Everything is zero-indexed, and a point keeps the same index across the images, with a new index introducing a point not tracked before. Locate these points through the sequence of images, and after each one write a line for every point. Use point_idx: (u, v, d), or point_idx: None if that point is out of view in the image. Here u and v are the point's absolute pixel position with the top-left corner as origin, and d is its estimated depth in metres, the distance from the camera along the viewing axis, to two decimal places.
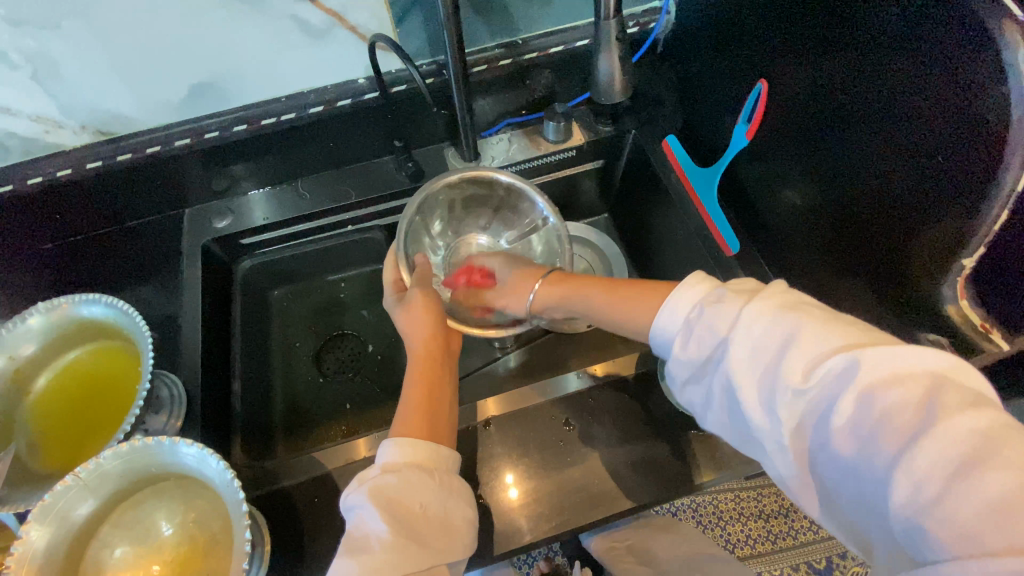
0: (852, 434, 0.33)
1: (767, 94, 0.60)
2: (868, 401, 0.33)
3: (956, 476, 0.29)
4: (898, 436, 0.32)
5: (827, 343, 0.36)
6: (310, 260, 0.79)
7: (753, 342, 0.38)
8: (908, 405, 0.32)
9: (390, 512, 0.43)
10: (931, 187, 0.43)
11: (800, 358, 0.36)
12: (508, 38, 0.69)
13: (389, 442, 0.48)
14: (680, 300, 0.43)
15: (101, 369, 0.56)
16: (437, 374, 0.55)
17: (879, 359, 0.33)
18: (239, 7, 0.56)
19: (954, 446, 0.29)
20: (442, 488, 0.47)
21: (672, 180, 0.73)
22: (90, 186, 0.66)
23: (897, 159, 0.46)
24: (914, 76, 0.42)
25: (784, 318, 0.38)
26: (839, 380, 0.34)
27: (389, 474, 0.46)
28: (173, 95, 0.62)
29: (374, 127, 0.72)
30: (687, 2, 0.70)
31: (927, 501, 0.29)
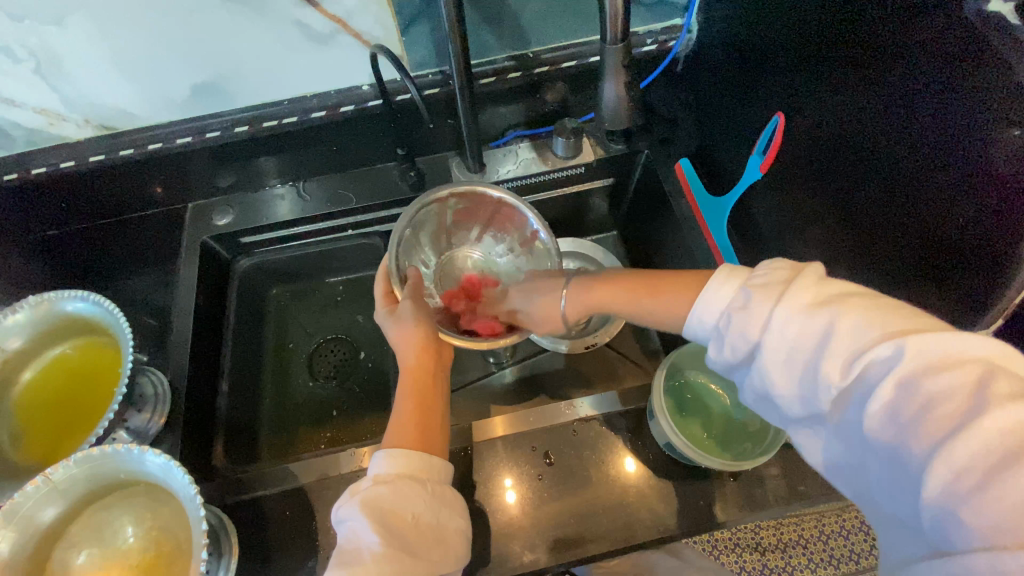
0: (889, 421, 0.32)
1: (784, 128, 0.57)
2: (909, 391, 0.32)
3: (994, 471, 0.28)
4: (938, 425, 0.30)
5: (867, 330, 0.34)
6: (308, 261, 0.78)
7: (787, 325, 0.36)
8: (954, 393, 0.31)
9: (383, 524, 0.42)
10: (944, 244, 0.40)
11: (839, 344, 0.34)
12: (519, 50, 0.67)
13: (383, 452, 0.47)
14: (711, 287, 0.41)
15: (84, 365, 0.56)
16: (429, 388, 0.53)
17: (923, 349, 0.32)
18: (240, 11, 0.55)
19: (997, 439, 0.28)
20: (434, 498, 0.46)
21: (682, 206, 0.70)
22: (93, 178, 0.66)
23: (910, 212, 0.43)
24: (926, 94, 0.40)
25: (822, 304, 0.36)
26: (879, 368, 0.33)
27: (381, 484, 0.44)
28: (175, 93, 0.62)
29: (379, 134, 0.71)
30: (710, 21, 0.66)
31: (963, 494, 0.28)
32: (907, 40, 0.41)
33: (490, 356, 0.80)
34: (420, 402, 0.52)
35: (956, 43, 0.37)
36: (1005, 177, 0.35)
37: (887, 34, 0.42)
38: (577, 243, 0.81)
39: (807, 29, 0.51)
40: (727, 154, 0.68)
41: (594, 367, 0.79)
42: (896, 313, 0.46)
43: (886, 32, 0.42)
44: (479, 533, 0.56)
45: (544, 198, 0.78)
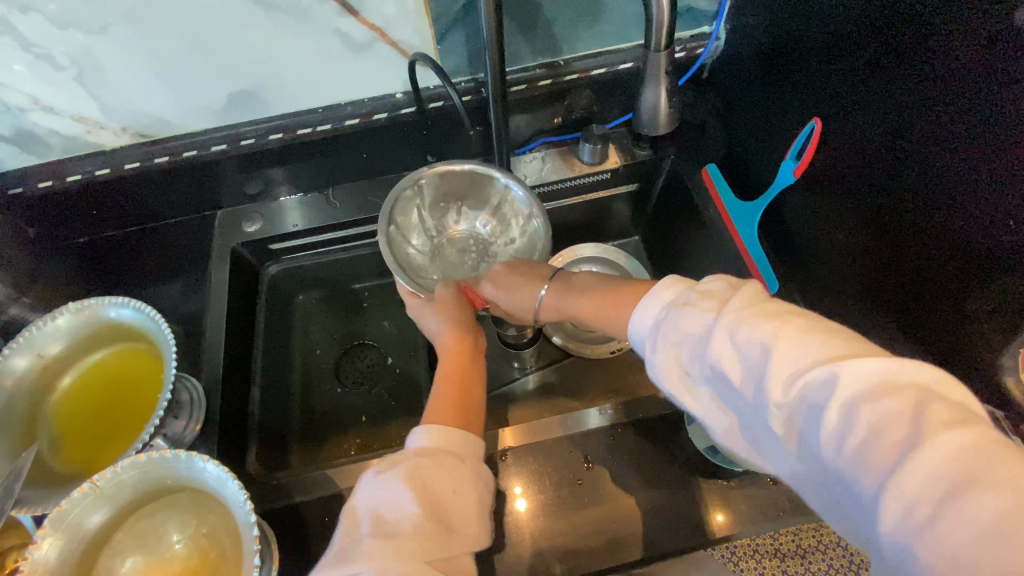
0: (839, 451, 0.29)
1: (820, 133, 0.57)
2: (852, 416, 0.29)
3: (946, 501, 0.25)
4: (885, 454, 0.28)
5: (809, 352, 0.32)
6: (335, 268, 0.78)
7: (730, 351, 0.35)
8: (896, 418, 0.28)
9: (423, 494, 0.41)
10: (989, 253, 0.41)
11: (779, 370, 0.32)
12: (551, 58, 0.68)
13: (422, 429, 0.46)
14: (653, 298, 0.41)
15: (123, 371, 0.57)
16: (470, 371, 0.55)
17: (862, 371, 0.30)
18: (283, 20, 0.56)
19: (946, 465, 0.26)
20: (472, 474, 0.45)
21: (711, 211, 0.70)
22: (126, 185, 0.67)
23: (958, 217, 0.43)
24: (954, 106, 0.42)
25: (760, 321, 0.34)
26: (817, 394, 0.31)
27: (423, 457, 0.44)
28: (212, 101, 0.62)
29: (409, 142, 0.72)
30: (739, 29, 0.67)
31: (916, 526, 0.26)
32: (954, 47, 0.41)
33: (515, 362, 0.80)
34: (462, 391, 0.52)
35: (994, 62, 0.38)
36: None
37: (939, 34, 0.42)
38: (601, 248, 0.82)
39: (843, 36, 0.51)
40: (759, 161, 0.69)
41: (619, 371, 0.79)
42: (948, 317, 0.46)
43: (930, 39, 0.43)
44: (519, 537, 0.56)
45: (570, 204, 0.79)
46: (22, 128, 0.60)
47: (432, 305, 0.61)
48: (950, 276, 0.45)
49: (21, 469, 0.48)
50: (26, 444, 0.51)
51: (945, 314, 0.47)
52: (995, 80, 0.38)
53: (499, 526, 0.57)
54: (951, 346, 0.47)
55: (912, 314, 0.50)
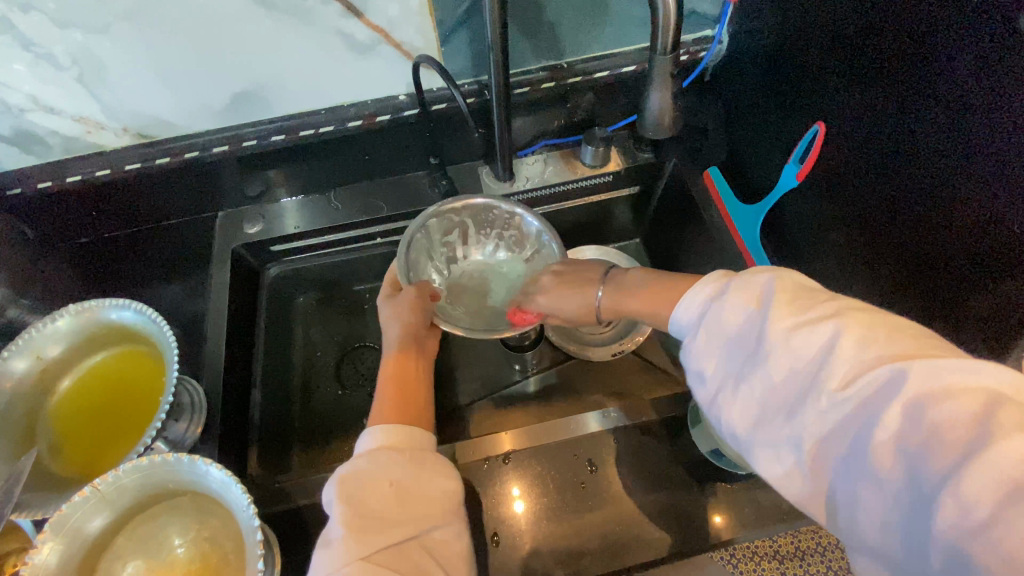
0: (897, 450, 0.30)
1: (824, 137, 0.57)
2: (913, 417, 0.29)
3: (1006, 502, 0.25)
4: (947, 454, 0.28)
5: (873, 352, 0.32)
6: (336, 270, 0.78)
7: (787, 350, 0.35)
8: (960, 420, 0.28)
9: (355, 502, 0.42)
10: (990, 252, 0.42)
11: (843, 366, 0.32)
12: (554, 60, 0.67)
13: (368, 431, 0.47)
14: (696, 292, 0.42)
15: (124, 373, 0.56)
16: (412, 372, 0.55)
17: (930, 371, 0.30)
18: (287, 21, 0.55)
19: (1012, 468, 0.26)
20: (412, 466, 0.44)
21: (713, 214, 0.70)
22: (127, 186, 0.66)
23: (962, 221, 0.43)
24: (958, 105, 0.42)
25: (820, 319, 0.35)
26: (881, 393, 0.31)
27: (361, 457, 0.44)
28: (214, 102, 0.62)
29: (411, 143, 0.72)
30: (742, 33, 0.67)
31: (975, 526, 0.26)
32: (959, 51, 0.41)
33: (515, 364, 0.81)
34: (399, 383, 0.53)
35: (998, 61, 0.38)
36: None
37: (942, 35, 0.42)
38: (602, 250, 0.82)
39: (846, 40, 0.51)
40: (761, 165, 0.69)
41: (621, 373, 0.79)
42: (947, 320, 0.47)
43: (935, 42, 0.43)
44: (522, 541, 0.56)
45: (571, 207, 0.79)
46: (22, 128, 0.59)
47: (393, 301, 0.60)
48: (953, 279, 0.45)
49: (21, 472, 0.47)
50: (26, 448, 0.51)
51: (944, 316, 0.47)
52: (999, 80, 0.39)
53: (502, 530, 0.56)
54: (949, 351, 0.47)
55: (912, 318, 0.50)
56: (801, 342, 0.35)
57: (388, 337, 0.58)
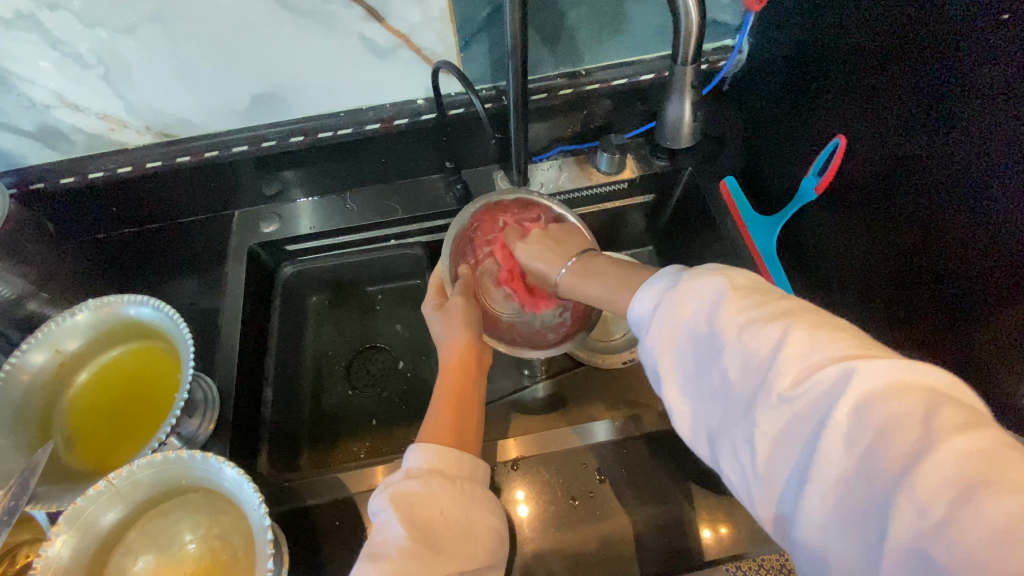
0: (847, 448, 0.28)
1: (845, 150, 0.56)
2: (862, 417, 0.28)
3: (958, 501, 0.24)
4: (894, 453, 0.27)
5: (821, 349, 0.31)
6: (349, 270, 0.79)
7: (743, 348, 0.34)
8: (907, 419, 0.27)
9: (411, 517, 0.42)
10: (1007, 269, 0.41)
11: (791, 365, 0.31)
12: (572, 67, 0.68)
13: (418, 448, 0.48)
14: (646, 289, 0.42)
15: (140, 369, 0.57)
16: (467, 387, 0.56)
17: (875, 371, 0.29)
18: (309, 25, 0.56)
19: (959, 467, 0.25)
20: (464, 495, 0.46)
21: (729, 224, 0.70)
22: (146, 183, 0.67)
23: (979, 239, 0.43)
24: (981, 120, 0.41)
25: (768, 316, 0.34)
26: (828, 391, 0.29)
27: (412, 478, 0.45)
28: (235, 103, 0.63)
29: (427, 147, 0.72)
30: (763, 44, 0.67)
31: (928, 527, 0.25)
32: (985, 65, 0.40)
33: (525, 369, 0.80)
34: (459, 400, 0.54)
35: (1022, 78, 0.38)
36: None
37: (970, 48, 0.41)
38: (614, 257, 0.82)
39: (870, 55, 0.51)
40: (779, 176, 0.68)
41: (631, 382, 0.79)
42: (961, 336, 0.46)
43: (963, 58, 0.42)
44: (528, 549, 0.56)
45: (586, 213, 0.79)
46: (46, 125, 0.61)
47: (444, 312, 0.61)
48: (971, 298, 0.44)
49: (36, 467, 0.47)
50: (42, 441, 0.52)
51: (960, 334, 0.46)
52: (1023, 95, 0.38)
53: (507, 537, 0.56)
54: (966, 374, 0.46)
55: (927, 335, 0.49)
56: (754, 339, 0.33)
57: (445, 350, 0.58)
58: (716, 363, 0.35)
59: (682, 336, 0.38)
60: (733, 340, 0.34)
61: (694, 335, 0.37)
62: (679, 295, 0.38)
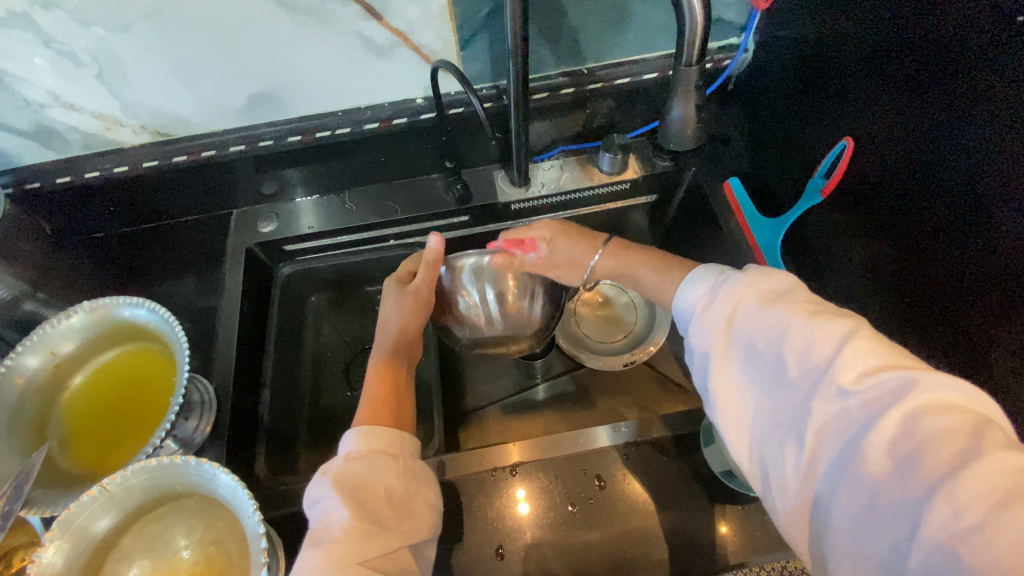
0: (891, 448, 0.31)
1: (851, 153, 0.55)
2: (911, 422, 0.31)
3: (996, 509, 0.27)
4: (937, 459, 0.30)
5: (880, 357, 0.34)
6: (348, 271, 0.78)
7: (805, 345, 0.37)
8: (955, 431, 0.30)
9: (354, 497, 0.43)
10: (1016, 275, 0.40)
11: (850, 364, 0.34)
12: (574, 66, 0.66)
13: (353, 431, 0.48)
14: (708, 282, 0.45)
15: (135, 372, 0.56)
16: (403, 376, 0.57)
17: (932, 386, 0.32)
18: (307, 23, 0.55)
19: (999, 479, 0.28)
20: (404, 473, 0.47)
21: (733, 226, 0.69)
22: (143, 183, 0.67)
23: (988, 249, 0.42)
24: (992, 125, 0.40)
25: (833, 318, 0.37)
26: (888, 394, 0.33)
27: (352, 460, 0.46)
28: (233, 102, 0.62)
29: (427, 147, 0.71)
30: (769, 42, 0.65)
31: (963, 528, 0.27)
32: (996, 70, 0.39)
33: (525, 371, 0.79)
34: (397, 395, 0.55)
35: None
36: None
37: (980, 52, 0.40)
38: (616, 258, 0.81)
39: (878, 57, 0.50)
40: (784, 178, 0.67)
41: (632, 385, 0.78)
42: (966, 343, 0.45)
43: (978, 63, 0.41)
44: (527, 556, 0.55)
45: (587, 214, 0.78)
46: (42, 124, 0.60)
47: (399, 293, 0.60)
48: (979, 305, 0.44)
49: (31, 470, 0.46)
50: (38, 444, 0.51)
51: (964, 340, 0.45)
52: None
53: (506, 542, 0.56)
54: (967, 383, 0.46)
55: (931, 342, 0.49)
56: (816, 336, 0.37)
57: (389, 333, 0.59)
58: (771, 353, 0.38)
59: (742, 325, 0.41)
60: (794, 333, 0.38)
61: (755, 325, 0.40)
62: (748, 288, 0.42)
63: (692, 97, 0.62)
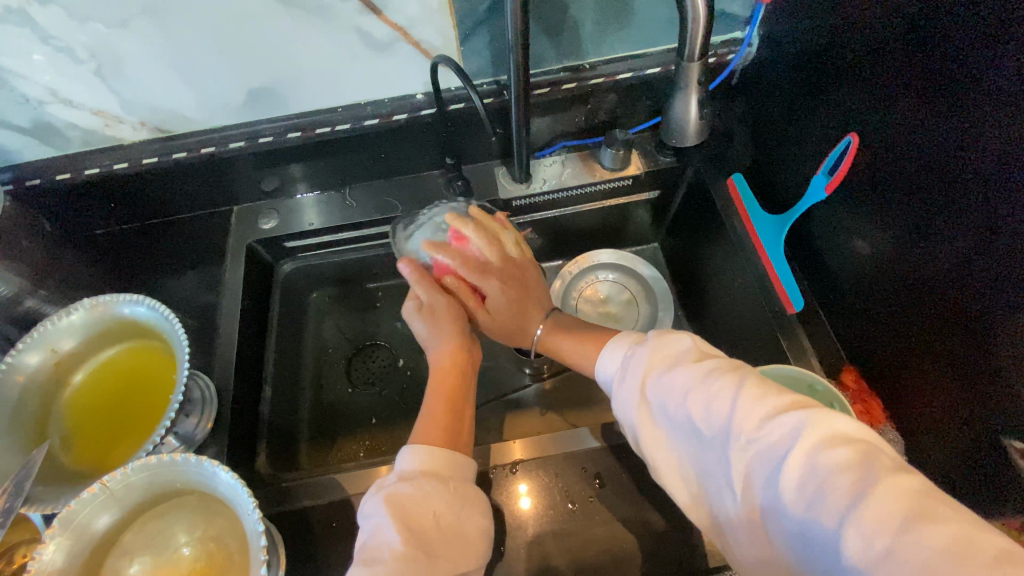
0: (798, 491, 0.32)
1: (857, 149, 0.54)
2: (811, 461, 0.32)
3: (903, 532, 0.27)
4: (841, 494, 0.30)
5: (769, 402, 0.35)
6: (349, 267, 0.78)
7: (707, 398, 0.38)
8: (846, 464, 0.31)
9: (403, 519, 0.43)
10: (1015, 278, 0.40)
11: (747, 411, 0.36)
12: (575, 61, 0.66)
13: (410, 449, 0.49)
14: (614, 350, 0.49)
15: (135, 369, 0.56)
16: (464, 391, 0.56)
17: (820, 420, 0.33)
18: (306, 18, 0.54)
19: (896, 504, 0.28)
20: (454, 496, 0.47)
21: (735, 223, 0.68)
22: (143, 179, 0.67)
23: (988, 248, 0.42)
24: (992, 124, 0.40)
25: (725, 371, 0.39)
26: (784, 436, 0.33)
27: (405, 481, 0.46)
28: (231, 98, 0.62)
29: (428, 143, 0.71)
30: (773, 37, 0.65)
31: (879, 556, 0.27)
32: (997, 67, 0.39)
33: (527, 368, 0.79)
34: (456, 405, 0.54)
35: None
36: None
37: (985, 48, 0.40)
38: (618, 254, 0.81)
39: (883, 51, 0.49)
40: (786, 174, 0.67)
41: None
42: (967, 344, 0.45)
43: (980, 63, 0.40)
44: (529, 552, 0.55)
45: (590, 210, 0.77)
46: (42, 121, 0.60)
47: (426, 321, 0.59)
48: (978, 307, 0.44)
49: (33, 465, 0.46)
50: (38, 441, 0.52)
51: (965, 341, 0.45)
52: None
53: (505, 539, 0.56)
54: (973, 382, 0.45)
55: (934, 342, 0.49)
56: (713, 388, 0.38)
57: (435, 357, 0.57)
58: (680, 410, 0.39)
59: (651, 391, 0.42)
60: (693, 389, 0.39)
61: (660, 388, 0.42)
62: (647, 357, 0.44)
63: (695, 94, 0.61)
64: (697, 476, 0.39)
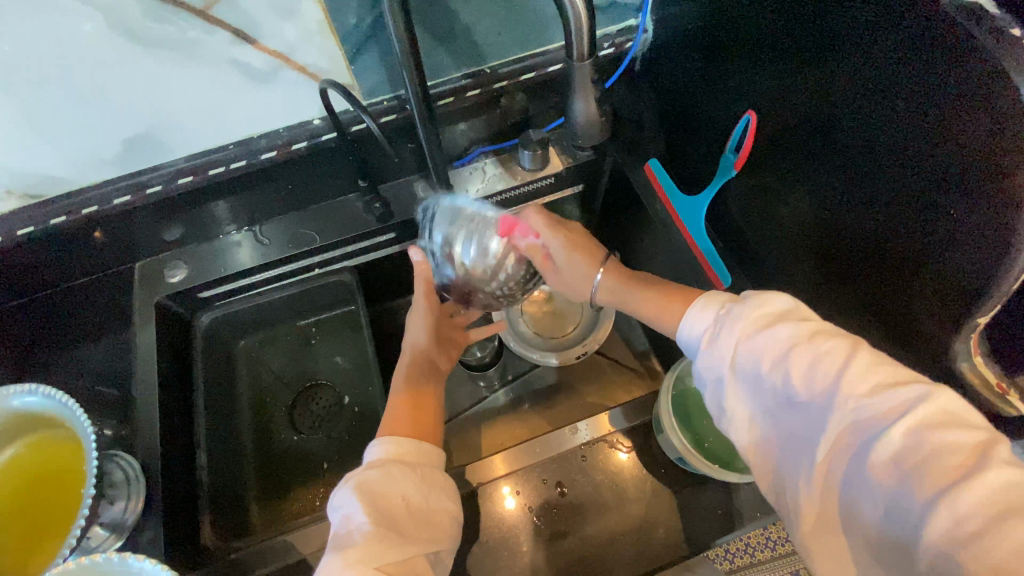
0: (893, 464, 0.32)
1: (756, 126, 0.56)
2: (917, 437, 0.32)
3: (998, 518, 0.28)
4: (941, 474, 0.31)
5: (875, 375, 0.35)
6: (276, 308, 0.73)
7: (811, 363, 0.37)
8: (959, 447, 0.31)
9: (375, 505, 0.41)
10: (914, 236, 0.42)
11: (859, 379, 0.35)
12: (475, 66, 0.63)
13: (377, 443, 0.48)
14: (702, 311, 0.45)
15: (38, 466, 0.51)
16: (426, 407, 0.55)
17: (938, 403, 0.33)
18: (171, 56, 0.50)
19: (1000, 492, 0.29)
20: (423, 481, 0.45)
21: (658, 208, 0.68)
22: (23, 252, 0.60)
23: (924, 192, 0.40)
24: (871, 90, 0.42)
25: (831, 336, 0.38)
26: (892, 411, 0.34)
27: (371, 469, 0.45)
28: (106, 151, 0.56)
29: (337, 168, 0.67)
30: (665, 21, 0.65)
31: (963, 536, 0.29)
32: (867, 33, 0.40)
33: (481, 381, 0.77)
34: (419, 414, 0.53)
35: (903, 45, 0.38)
36: (955, 164, 0.37)
37: (853, 18, 0.41)
38: None
39: (768, 28, 0.50)
40: (699, 154, 0.67)
41: (587, 378, 0.77)
42: (885, 304, 0.47)
43: (852, 32, 0.42)
44: None
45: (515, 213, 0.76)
46: None
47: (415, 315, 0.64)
48: (889, 268, 0.45)
49: None
50: None
51: (882, 300, 0.47)
52: (906, 63, 0.38)
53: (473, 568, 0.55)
54: (900, 325, 0.46)
55: (858, 304, 0.50)
56: (819, 353, 0.37)
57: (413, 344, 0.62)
58: (773, 376, 0.39)
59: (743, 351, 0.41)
60: (798, 354, 0.38)
61: (756, 351, 0.40)
62: (751, 306, 0.42)
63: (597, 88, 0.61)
64: (774, 437, 0.39)
